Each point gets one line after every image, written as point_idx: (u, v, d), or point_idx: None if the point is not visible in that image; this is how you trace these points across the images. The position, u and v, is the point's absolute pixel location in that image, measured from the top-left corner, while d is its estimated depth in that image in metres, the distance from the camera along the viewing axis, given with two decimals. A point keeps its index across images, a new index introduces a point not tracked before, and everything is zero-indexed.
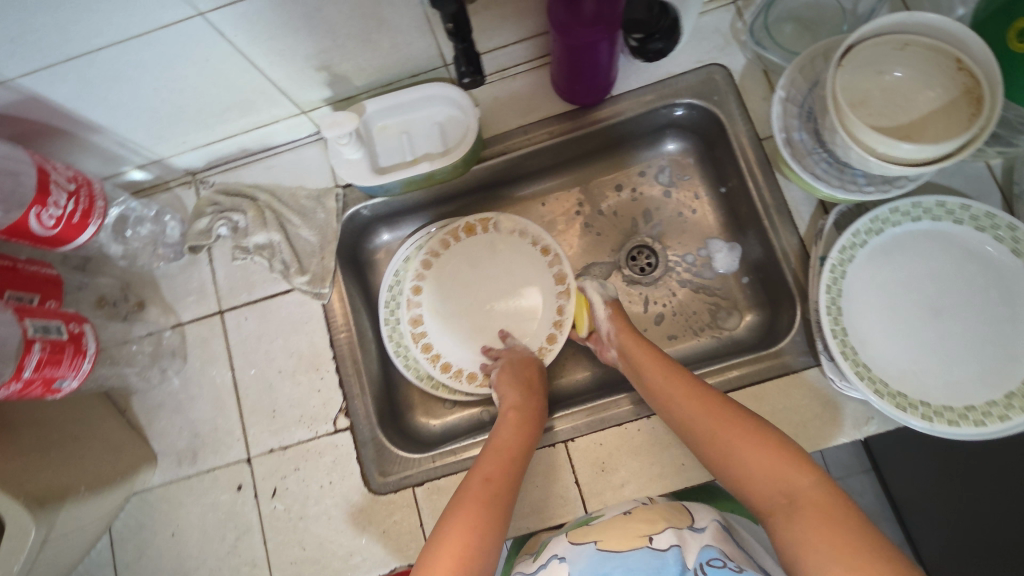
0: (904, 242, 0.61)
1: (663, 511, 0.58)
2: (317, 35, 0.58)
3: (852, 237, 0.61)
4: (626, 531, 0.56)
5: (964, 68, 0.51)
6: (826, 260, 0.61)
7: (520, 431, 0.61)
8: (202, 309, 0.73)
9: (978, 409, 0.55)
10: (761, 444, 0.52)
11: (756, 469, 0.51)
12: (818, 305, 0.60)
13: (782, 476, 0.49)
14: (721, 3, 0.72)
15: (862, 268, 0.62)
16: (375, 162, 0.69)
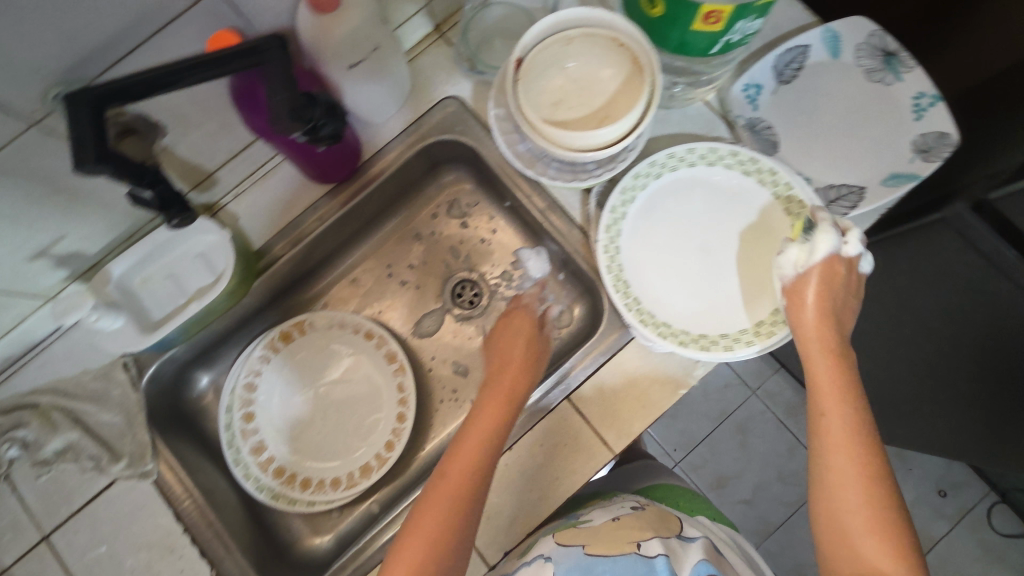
0: (657, 196, 0.65)
1: (654, 521, 0.63)
2: (8, 230, 0.54)
3: (611, 213, 0.64)
4: (616, 539, 0.60)
5: (622, 42, 0.55)
6: (598, 243, 0.64)
7: (496, 416, 0.62)
8: (21, 545, 0.64)
9: (767, 321, 0.61)
10: (832, 416, 0.54)
11: (827, 448, 0.53)
12: (609, 289, 0.62)
13: (853, 456, 0.52)
14: (430, 39, 0.72)
15: (633, 236, 0.65)
16: (146, 319, 0.64)
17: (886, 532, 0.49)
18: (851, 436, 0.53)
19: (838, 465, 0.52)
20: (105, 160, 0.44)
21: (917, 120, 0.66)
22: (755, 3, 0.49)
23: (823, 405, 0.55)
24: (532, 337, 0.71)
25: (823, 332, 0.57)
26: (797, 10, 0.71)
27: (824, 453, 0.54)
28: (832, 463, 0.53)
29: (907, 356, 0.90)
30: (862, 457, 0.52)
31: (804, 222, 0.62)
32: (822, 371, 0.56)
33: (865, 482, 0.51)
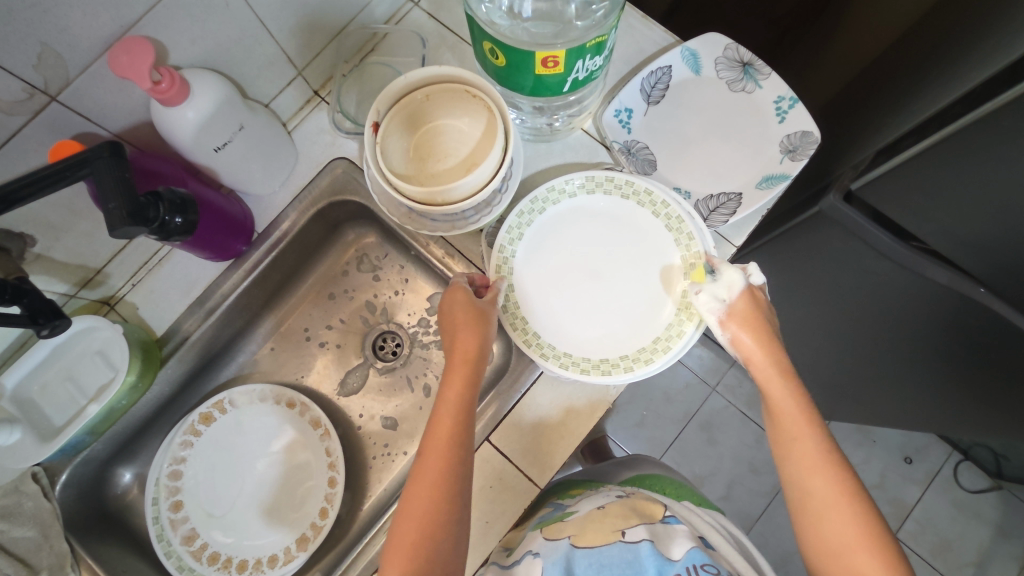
0: (545, 229, 0.67)
1: (636, 505, 0.62)
2: None
3: (499, 253, 0.66)
4: (603, 528, 0.59)
5: (475, 94, 0.58)
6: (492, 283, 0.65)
7: (465, 384, 0.59)
8: None
9: (662, 337, 0.62)
10: (798, 437, 0.56)
11: (800, 469, 0.55)
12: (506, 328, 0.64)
13: (825, 472, 0.54)
14: (310, 106, 0.74)
15: (525, 271, 0.66)
16: (46, 427, 0.64)
17: (871, 543, 0.50)
18: (822, 453, 0.55)
19: (814, 483, 0.54)
20: None
21: (781, 123, 0.70)
22: (587, 44, 0.52)
23: (784, 427, 0.57)
24: (475, 312, 0.61)
25: (763, 359, 0.60)
26: (657, 33, 0.75)
27: (797, 474, 0.55)
28: (806, 482, 0.54)
29: (839, 347, 0.93)
30: (834, 471, 0.54)
31: (684, 237, 0.64)
32: (776, 394, 0.58)
33: (844, 494, 0.52)
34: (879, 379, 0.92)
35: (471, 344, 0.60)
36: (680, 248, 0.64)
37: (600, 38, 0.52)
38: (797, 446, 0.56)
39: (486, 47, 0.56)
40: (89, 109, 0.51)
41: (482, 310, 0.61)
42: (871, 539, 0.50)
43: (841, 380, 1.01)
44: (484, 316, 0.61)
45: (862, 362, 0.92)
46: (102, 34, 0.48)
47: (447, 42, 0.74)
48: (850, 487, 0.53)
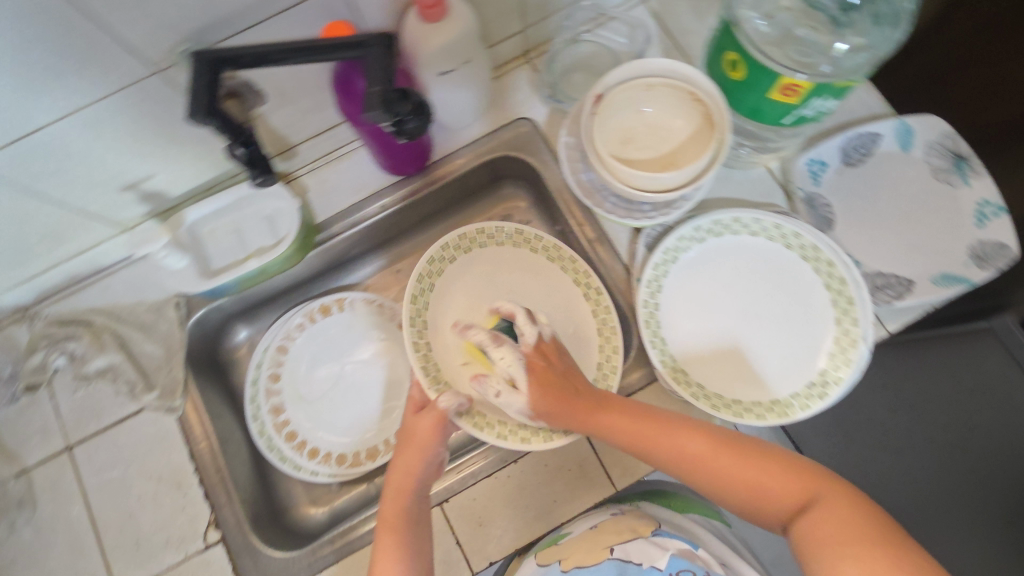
0: (440, 293, 0.72)
1: (630, 522, 0.68)
2: (106, 160, 0.59)
3: (419, 354, 0.67)
4: (593, 544, 0.66)
5: (699, 99, 0.57)
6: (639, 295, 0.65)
7: (409, 488, 0.61)
8: (49, 447, 0.69)
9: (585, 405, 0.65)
10: (726, 449, 0.54)
11: (751, 477, 0.53)
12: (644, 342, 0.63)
13: (794, 479, 0.52)
14: (515, 63, 0.78)
15: (435, 348, 0.70)
16: (206, 265, 0.69)
17: (869, 545, 0.46)
18: (774, 459, 0.53)
19: (784, 490, 0.52)
20: (212, 113, 0.49)
21: (979, 228, 0.65)
22: (834, 83, 0.52)
23: (684, 445, 0.55)
24: (413, 438, 0.62)
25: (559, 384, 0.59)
26: (873, 99, 0.73)
27: (744, 482, 0.53)
28: (758, 488, 0.52)
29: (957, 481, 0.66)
30: (807, 472, 0.52)
31: (844, 300, 0.62)
32: (637, 426, 0.57)
33: (829, 500, 0.50)
34: None
35: (405, 468, 0.61)
36: (837, 307, 0.62)
37: (848, 83, 0.51)
38: (706, 468, 0.54)
39: (727, 58, 0.57)
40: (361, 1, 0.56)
41: (433, 428, 0.62)
42: (870, 540, 0.47)
43: None
44: (437, 429, 0.62)
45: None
46: None
47: (665, 44, 0.77)
48: (834, 489, 0.50)
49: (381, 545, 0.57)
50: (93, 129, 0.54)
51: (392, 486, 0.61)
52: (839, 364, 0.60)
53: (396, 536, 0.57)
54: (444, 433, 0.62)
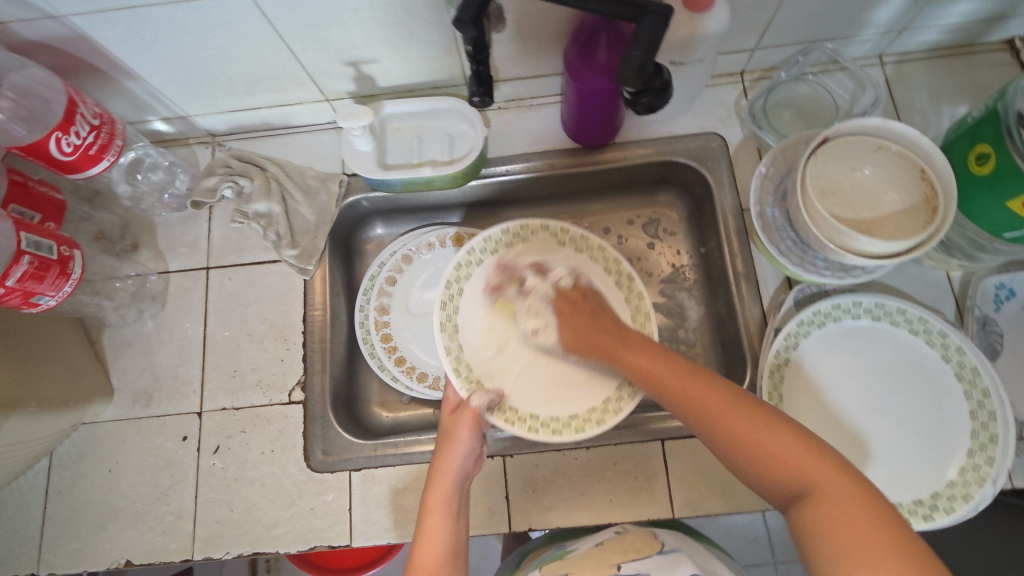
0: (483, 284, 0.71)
1: (636, 541, 0.61)
2: (351, 32, 0.63)
3: (452, 358, 0.67)
4: (599, 560, 0.59)
5: (927, 178, 0.55)
6: (773, 345, 0.63)
7: (448, 486, 0.58)
8: (191, 261, 0.76)
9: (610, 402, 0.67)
10: (769, 429, 0.47)
11: (766, 446, 0.47)
12: (762, 390, 0.61)
13: (809, 456, 0.45)
14: (728, 79, 0.77)
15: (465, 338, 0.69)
16: (383, 157, 0.73)
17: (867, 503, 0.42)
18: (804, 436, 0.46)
19: (796, 468, 0.45)
20: (475, 24, 0.52)
21: None
22: None
23: (729, 416, 0.49)
24: (454, 434, 0.62)
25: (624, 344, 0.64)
26: None
27: (781, 464, 0.45)
28: (790, 468, 0.45)
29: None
30: (813, 451, 0.45)
31: (986, 434, 0.58)
32: (706, 395, 0.51)
33: (829, 490, 0.43)
34: None
35: (448, 465, 0.59)
36: (975, 439, 0.58)
37: None
38: (724, 412, 0.50)
39: (977, 152, 0.55)
40: None
41: (472, 419, 0.62)
42: (890, 547, 0.39)
43: None
44: (477, 421, 0.62)
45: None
46: None
47: (888, 113, 0.74)
48: (833, 487, 0.43)
49: (425, 529, 0.55)
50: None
51: (437, 475, 0.59)
52: (956, 495, 0.57)
53: (439, 518, 0.56)
54: (481, 424, 0.63)
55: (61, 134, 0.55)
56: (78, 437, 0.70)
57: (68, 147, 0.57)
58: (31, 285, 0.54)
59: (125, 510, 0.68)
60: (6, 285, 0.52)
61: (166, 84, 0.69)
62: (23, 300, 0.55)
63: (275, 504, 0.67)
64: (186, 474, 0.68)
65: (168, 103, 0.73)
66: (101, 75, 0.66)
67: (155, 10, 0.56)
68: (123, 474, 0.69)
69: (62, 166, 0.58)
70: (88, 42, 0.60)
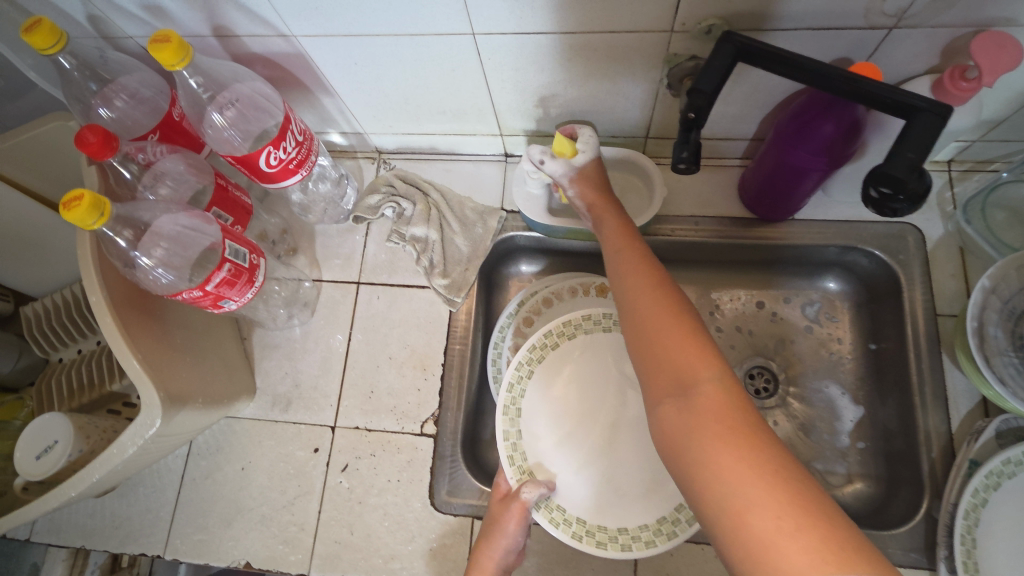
0: (543, 381, 0.63)
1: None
2: (554, 78, 0.61)
3: (508, 444, 0.61)
4: None
5: None
6: (970, 481, 0.56)
7: None
8: (343, 274, 0.77)
9: (672, 519, 0.57)
10: (688, 343, 0.45)
11: (665, 334, 0.46)
12: (953, 531, 0.55)
13: (700, 372, 0.43)
14: (934, 167, 0.71)
15: (527, 425, 0.62)
16: (551, 202, 0.72)
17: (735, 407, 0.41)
18: (705, 347, 0.44)
19: (687, 380, 0.43)
20: (711, 94, 0.49)
21: None
22: None
23: (663, 321, 0.47)
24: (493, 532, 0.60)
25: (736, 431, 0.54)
26: None
27: (677, 365, 0.44)
28: (678, 371, 0.44)
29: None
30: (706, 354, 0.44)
31: None
32: (647, 293, 0.50)
33: (706, 397, 0.42)
34: None
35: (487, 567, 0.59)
36: None
37: None
38: (642, 299, 0.50)
39: None
40: (884, 50, 0.53)
41: (517, 518, 0.58)
42: (806, 509, 0.36)
43: None
44: (523, 519, 0.58)
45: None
46: (982, 15, 0.48)
47: None
48: (752, 430, 0.40)
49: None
50: (573, 49, 0.56)
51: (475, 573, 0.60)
52: None
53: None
54: (528, 520, 0.59)
55: (272, 149, 0.57)
56: (217, 429, 0.72)
57: (274, 161, 0.58)
58: (224, 290, 0.56)
59: (251, 511, 0.69)
60: (205, 289, 0.54)
61: (357, 104, 0.70)
62: (213, 302, 0.57)
63: (395, 537, 0.66)
64: (313, 487, 0.69)
65: (352, 119, 0.74)
66: (303, 89, 0.68)
67: (379, 40, 0.57)
68: (254, 475, 0.70)
69: (264, 176, 0.60)
70: (304, 60, 0.62)
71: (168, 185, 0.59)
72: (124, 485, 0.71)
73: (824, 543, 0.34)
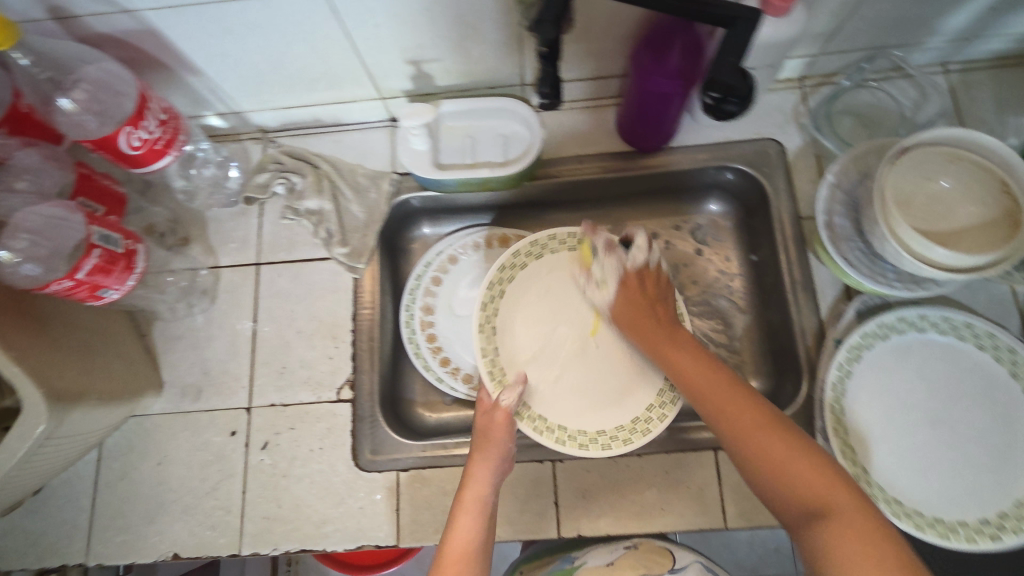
0: (512, 300, 0.70)
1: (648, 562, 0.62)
2: (415, 32, 0.62)
3: (486, 359, 0.67)
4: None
5: (1010, 193, 0.53)
6: (835, 358, 0.62)
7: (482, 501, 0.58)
8: (240, 257, 0.76)
9: (644, 418, 0.65)
10: (800, 451, 0.50)
11: (704, 385, 0.57)
12: (824, 401, 0.61)
13: (837, 487, 0.48)
14: (789, 85, 0.76)
15: (503, 342, 0.68)
16: (437, 157, 0.72)
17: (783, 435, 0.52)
18: (829, 470, 0.49)
19: (819, 490, 0.48)
20: (556, 25, 0.51)
21: None
22: None
23: (761, 428, 0.52)
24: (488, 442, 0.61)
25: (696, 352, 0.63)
26: None
27: (802, 477, 0.49)
28: (811, 478, 0.49)
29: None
30: (754, 406, 0.55)
31: None
32: (712, 382, 0.57)
33: (846, 514, 0.46)
34: None
35: (485, 479, 0.59)
36: None
37: None
38: (680, 363, 0.60)
39: None
40: None
41: (504, 423, 0.62)
42: (884, 533, 0.44)
43: None
44: (509, 426, 0.62)
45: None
46: None
47: (953, 121, 0.72)
48: (801, 454, 0.50)
49: (454, 528, 0.56)
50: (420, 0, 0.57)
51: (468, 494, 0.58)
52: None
53: (469, 519, 0.56)
54: (514, 430, 0.62)
55: (131, 129, 0.56)
56: (128, 429, 0.70)
57: (137, 142, 0.57)
58: (98, 278, 0.55)
59: (174, 504, 0.68)
60: (75, 279, 0.53)
61: (224, 79, 0.69)
62: (90, 292, 0.56)
63: (324, 503, 0.67)
64: (235, 469, 0.69)
65: (225, 98, 0.73)
66: (162, 69, 0.66)
67: (229, 7, 0.56)
68: (172, 468, 0.69)
69: (129, 160, 0.59)
70: (156, 36, 0.60)
71: (25, 179, 0.57)
72: (34, 500, 0.69)
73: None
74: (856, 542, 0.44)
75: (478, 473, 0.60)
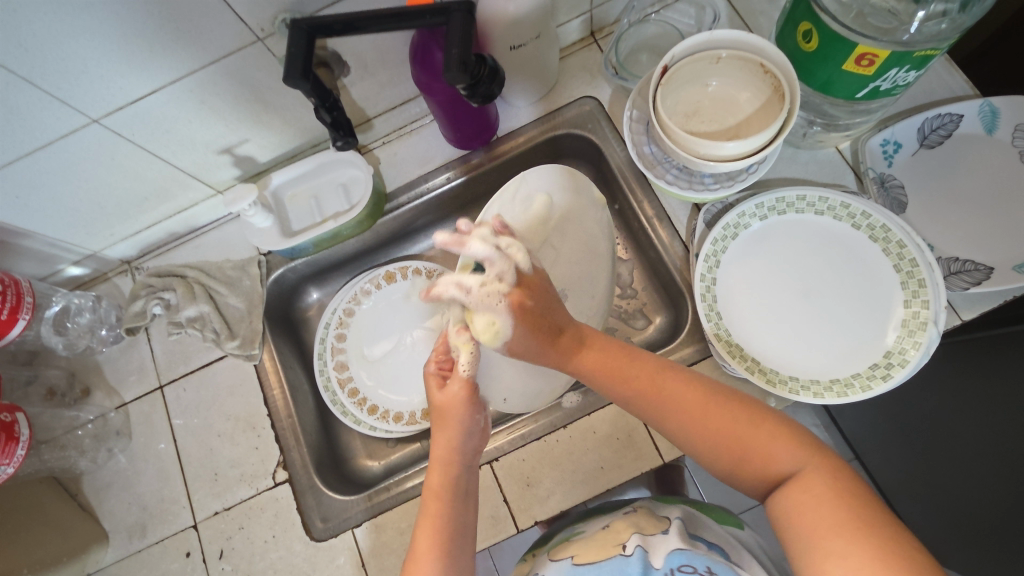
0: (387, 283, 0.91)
1: (643, 520, 0.63)
2: (207, 124, 0.65)
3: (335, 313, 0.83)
4: (603, 542, 0.62)
5: (769, 71, 0.57)
6: (696, 271, 0.65)
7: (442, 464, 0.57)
8: (144, 386, 0.77)
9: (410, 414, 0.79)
10: (757, 425, 0.49)
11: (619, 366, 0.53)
12: (701, 315, 0.63)
13: (772, 441, 0.48)
14: (582, 45, 0.80)
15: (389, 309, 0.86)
16: (287, 227, 0.75)
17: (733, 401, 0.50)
18: (778, 429, 0.48)
19: (760, 450, 0.48)
20: (306, 77, 0.54)
21: None
22: (913, 53, 0.50)
23: (704, 401, 0.50)
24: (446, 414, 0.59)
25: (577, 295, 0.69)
26: (957, 80, 0.70)
27: (752, 452, 0.48)
28: (749, 428, 0.49)
29: (928, 466, 0.85)
30: (689, 380, 0.52)
31: (913, 282, 0.59)
32: (640, 372, 0.53)
33: (807, 476, 0.46)
34: (934, 503, 0.88)
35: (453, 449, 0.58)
36: (905, 290, 0.60)
37: (931, 52, 0.49)
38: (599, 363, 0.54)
39: (804, 30, 0.57)
40: None
41: (461, 399, 0.58)
42: (842, 497, 0.44)
43: (904, 497, 0.97)
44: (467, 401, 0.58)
45: (1001, 509, 0.71)
46: None
47: (734, 22, 0.76)
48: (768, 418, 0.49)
49: (426, 510, 0.55)
50: (190, 96, 0.61)
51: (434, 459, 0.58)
52: (907, 346, 0.58)
53: (441, 503, 0.55)
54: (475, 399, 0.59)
55: None
56: None
57: None
58: None
59: None
60: None
61: (60, 230, 0.71)
62: None
63: None
64: None
65: (72, 246, 0.75)
66: None
67: (17, 165, 0.59)
68: None
69: None
70: None
71: None
72: None
73: (884, 547, 0.41)
74: (814, 497, 0.45)
75: (444, 450, 0.58)
